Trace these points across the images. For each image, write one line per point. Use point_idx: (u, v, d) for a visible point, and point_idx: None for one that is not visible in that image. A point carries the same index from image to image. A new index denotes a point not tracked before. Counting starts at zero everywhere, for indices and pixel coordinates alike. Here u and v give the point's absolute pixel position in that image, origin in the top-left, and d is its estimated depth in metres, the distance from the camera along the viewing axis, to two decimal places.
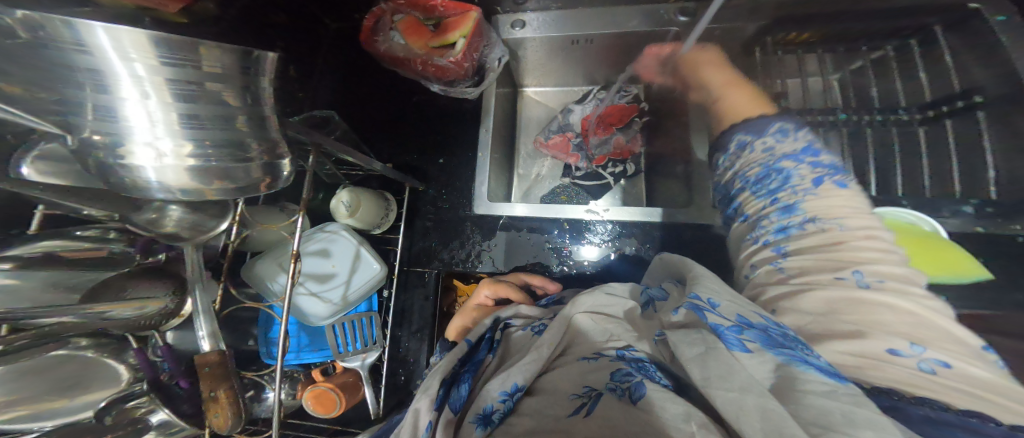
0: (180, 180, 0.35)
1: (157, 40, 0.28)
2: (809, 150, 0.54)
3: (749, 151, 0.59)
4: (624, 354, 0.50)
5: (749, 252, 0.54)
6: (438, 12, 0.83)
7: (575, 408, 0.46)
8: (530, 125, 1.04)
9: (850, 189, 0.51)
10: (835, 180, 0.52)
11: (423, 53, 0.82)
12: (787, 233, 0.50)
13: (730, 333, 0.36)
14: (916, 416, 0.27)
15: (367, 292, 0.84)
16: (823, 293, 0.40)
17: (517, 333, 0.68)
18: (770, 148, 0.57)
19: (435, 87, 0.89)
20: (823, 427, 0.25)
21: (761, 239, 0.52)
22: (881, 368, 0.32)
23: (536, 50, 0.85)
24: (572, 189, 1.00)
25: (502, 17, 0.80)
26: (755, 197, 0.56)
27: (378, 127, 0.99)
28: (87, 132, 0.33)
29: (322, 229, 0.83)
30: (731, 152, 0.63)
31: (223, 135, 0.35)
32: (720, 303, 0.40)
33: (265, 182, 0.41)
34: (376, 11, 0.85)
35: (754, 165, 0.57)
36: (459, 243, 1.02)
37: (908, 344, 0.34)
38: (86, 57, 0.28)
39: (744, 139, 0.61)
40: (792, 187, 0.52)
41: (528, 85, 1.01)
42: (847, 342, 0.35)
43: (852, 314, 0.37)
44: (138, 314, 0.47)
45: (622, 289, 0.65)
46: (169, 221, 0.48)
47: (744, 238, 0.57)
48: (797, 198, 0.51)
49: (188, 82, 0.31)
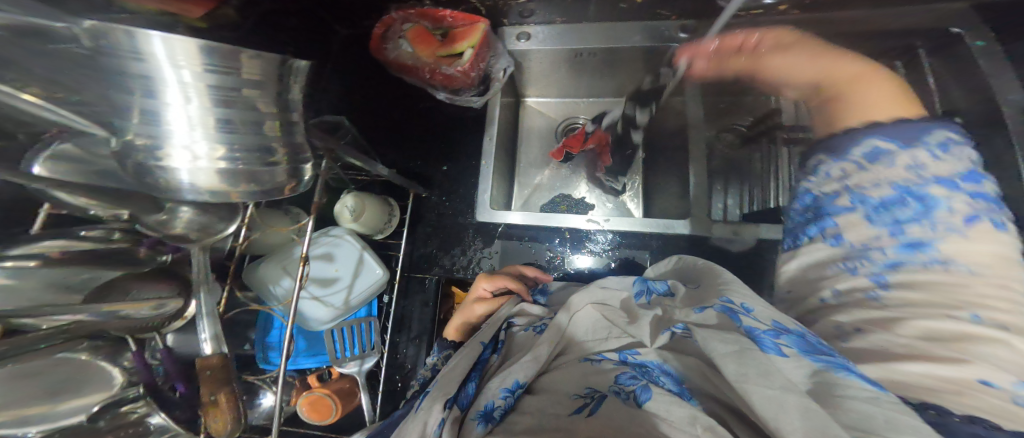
0: (210, 182, 0.36)
1: (207, 49, 0.29)
2: (969, 179, 0.45)
3: (877, 161, 0.49)
4: (626, 358, 0.52)
5: (831, 277, 0.46)
6: (447, 22, 0.86)
7: (579, 408, 0.48)
8: (531, 134, 1.06)
9: (1009, 233, 0.42)
10: (993, 219, 0.42)
11: (432, 62, 0.86)
12: (899, 268, 0.42)
13: (771, 338, 0.37)
14: (959, 430, 0.26)
15: (368, 297, 0.84)
16: (921, 323, 0.36)
17: (520, 333, 0.69)
18: (914, 164, 0.47)
19: (442, 95, 0.92)
20: (859, 429, 0.25)
21: (858, 269, 0.44)
22: (966, 395, 0.29)
23: (540, 61, 0.87)
24: (573, 199, 1.01)
25: (508, 28, 0.82)
26: (876, 220, 0.46)
27: (382, 133, 1.01)
28: (130, 134, 0.34)
29: (326, 233, 0.84)
30: (840, 157, 0.54)
31: (255, 140, 0.36)
32: (756, 314, 0.43)
33: (288, 187, 0.42)
34: (386, 19, 0.87)
35: (881, 183, 0.47)
36: (461, 250, 1.02)
37: (1012, 381, 0.30)
38: (140, 64, 0.29)
39: (879, 144, 0.50)
40: (935, 220, 0.43)
41: (531, 96, 1.04)
42: (929, 364, 0.32)
43: (958, 344, 0.33)
44: (153, 314, 0.50)
45: (616, 283, 0.70)
46: (179, 222, 0.50)
47: (828, 264, 0.47)
48: (935, 234, 0.42)
49: (228, 89, 0.32)
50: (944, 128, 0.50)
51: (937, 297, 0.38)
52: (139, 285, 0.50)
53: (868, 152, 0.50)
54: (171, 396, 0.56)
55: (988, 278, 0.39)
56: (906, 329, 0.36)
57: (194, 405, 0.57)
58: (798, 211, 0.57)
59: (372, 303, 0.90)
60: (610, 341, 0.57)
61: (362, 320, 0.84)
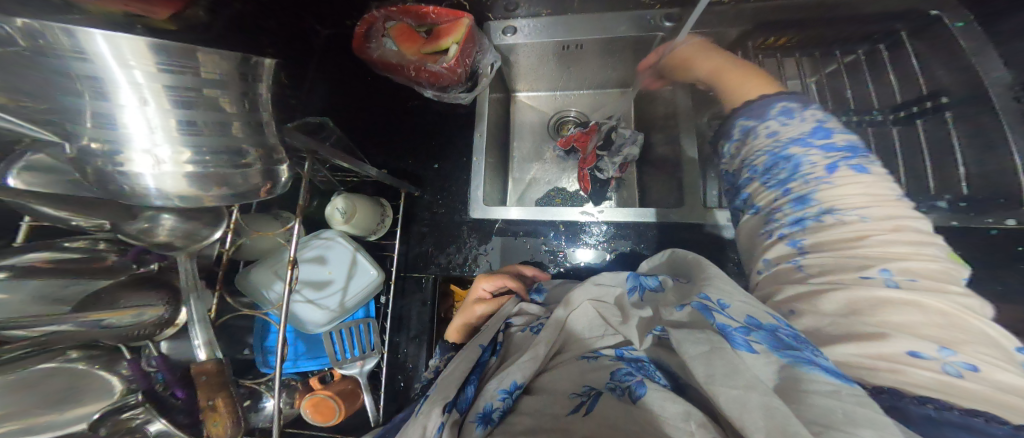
0: (178, 186, 0.34)
1: (159, 48, 0.28)
2: (819, 134, 0.56)
3: (754, 136, 0.62)
4: (622, 355, 0.55)
5: (765, 246, 0.56)
6: (430, 18, 0.84)
7: (574, 407, 0.49)
8: (523, 130, 1.05)
9: (870, 172, 0.52)
10: (852, 165, 0.53)
11: (416, 60, 0.84)
12: (803, 225, 0.52)
13: (736, 333, 0.40)
14: (918, 417, 0.31)
15: (363, 299, 0.84)
16: (844, 293, 0.42)
17: (518, 333, 0.70)
18: (775, 134, 0.59)
19: (430, 93, 0.91)
20: (825, 427, 0.29)
21: (776, 232, 0.54)
22: (901, 372, 0.35)
23: (527, 55, 0.86)
24: (568, 192, 1.01)
25: (494, 23, 0.81)
26: (767, 188, 0.58)
27: (372, 133, 1.00)
28: (86, 141, 0.32)
29: (318, 236, 0.83)
30: (736, 138, 0.65)
31: (221, 141, 0.34)
32: (729, 304, 0.44)
33: (265, 188, 0.40)
34: (368, 18, 0.86)
35: (760, 153, 0.60)
36: (456, 248, 1.02)
37: (937, 348, 0.36)
38: (87, 65, 0.28)
39: (747, 125, 0.64)
40: (804, 176, 0.54)
41: (521, 90, 1.03)
42: (863, 345, 0.37)
43: (875, 316, 0.39)
44: (137, 322, 0.49)
45: (610, 278, 0.67)
46: (162, 230, 0.49)
47: (755, 232, 0.59)
48: (810, 187, 0.53)
49: (186, 88, 0.31)
50: (793, 98, 0.62)
51: (826, 248, 0.48)
52: (125, 294, 0.49)
53: (767, 127, 0.60)
54: (173, 402, 0.53)
55: (868, 221, 0.48)
56: (830, 304, 0.42)
57: (198, 409, 0.53)
58: (730, 188, 0.68)
59: (369, 304, 0.91)
60: (604, 338, 0.59)
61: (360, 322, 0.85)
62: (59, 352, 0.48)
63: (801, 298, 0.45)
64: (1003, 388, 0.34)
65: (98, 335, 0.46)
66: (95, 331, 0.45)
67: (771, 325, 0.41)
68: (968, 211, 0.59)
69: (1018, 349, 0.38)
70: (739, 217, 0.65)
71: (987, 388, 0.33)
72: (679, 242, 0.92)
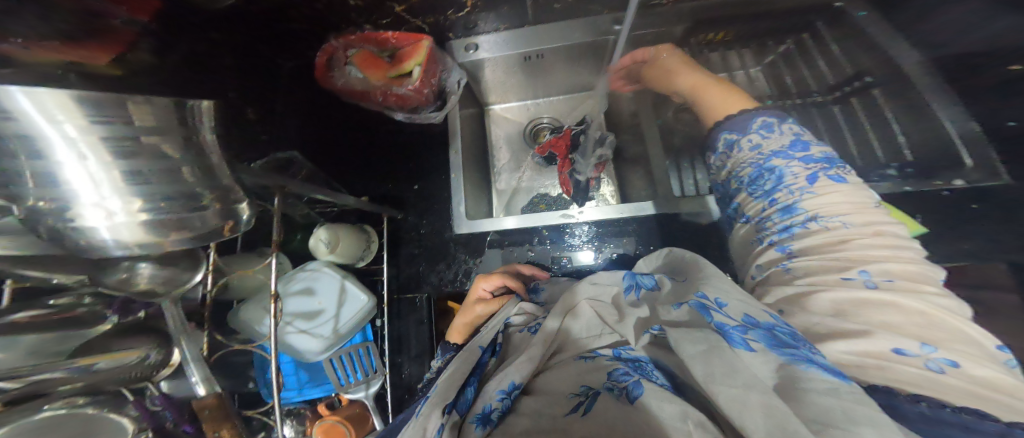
0: (135, 235, 0.35)
1: (89, 100, 0.28)
2: (797, 146, 0.56)
3: (737, 150, 0.61)
4: (620, 354, 0.53)
5: (757, 252, 0.56)
6: (391, 43, 0.89)
7: (574, 406, 0.46)
8: (500, 142, 1.06)
9: (847, 182, 0.53)
10: (829, 175, 0.53)
11: (382, 84, 0.90)
12: (791, 232, 0.51)
13: (737, 333, 0.38)
14: (911, 415, 0.30)
15: (358, 322, 0.84)
16: (829, 294, 0.42)
17: (517, 334, 0.67)
18: (757, 147, 0.59)
19: (400, 115, 0.96)
20: (826, 425, 0.27)
21: (767, 239, 0.54)
22: (888, 368, 0.34)
23: (493, 69, 0.89)
24: (551, 197, 1.01)
25: (455, 41, 0.84)
26: (753, 198, 0.58)
27: (352, 162, 1.02)
28: (30, 200, 0.31)
29: (303, 268, 0.84)
30: (720, 151, 0.65)
31: (173, 188, 0.35)
32: (727, 304, 0.43)
33: (226, 226, 0.42)
34: (327, 48, 0.90)
35: (745, 165, 0.59)
36: (446, 265, 1.02)
37: (919, 345, 0.36)
38: (11, 123, 0.26)
39: (730, 138, 0.63)
40: (788, 187, 0.54)
41: (493, 103, 1.04)
42: (853, 342, 0.36)
43: (862, 316, 0.39)
44: (124, 365, 0.49)
45: (605, 276, 0.65)
46: (141, 279, 0.50)
47: (748, 240, 0.59)
48: (794, 197, 0.53)
49: (124, 139, 0.31)
50: (770, 113, 0.61)
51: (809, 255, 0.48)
52: (115, 342, 0.50)
53: (757, 132, 0.59)
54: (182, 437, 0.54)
55: (852, 226, 0.48)
56: (819, 305, 0.41)
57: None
58: (722, 197, 0.68)
59: (366, 328, 0.92)
60: (599, 337, 0.57)
61: (359, 346, 0.86)
62: (64, 399, 0.45)
63: (791, 300, 0.44)
64: (989, 386, 0.33)
65: (90, 383, 0.46)
66: (83, 377, 0.45)
67: (770, 322, 0.40)
68: (916, 177, 0.63)
69: (999, 348, 0.38)
70: (731, 225, 0.66)
71: (970, 384, 0.33)
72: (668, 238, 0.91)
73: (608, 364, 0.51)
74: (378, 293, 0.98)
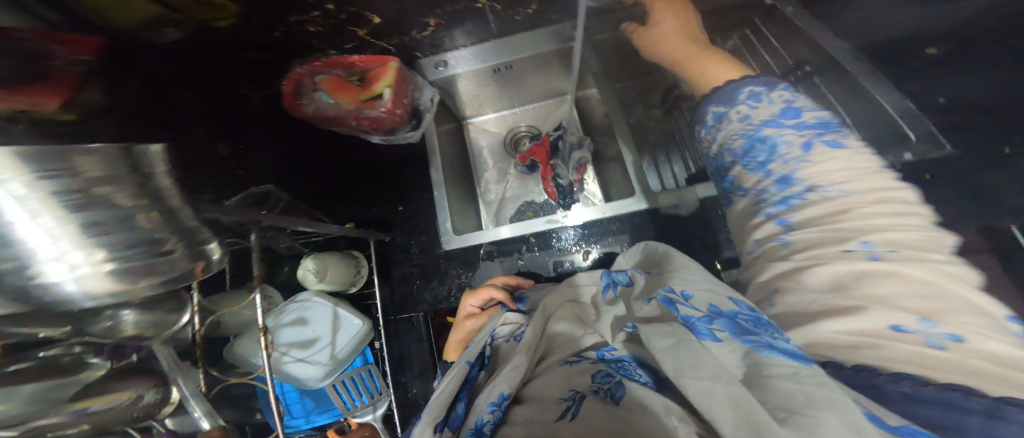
0: (102, 284, 0.35)
1: (33, 155, 0.28)
2: (789, 113, 0.53)
3: (726, 122, 0.59)
4: (604, 356, 0.51)
5: (752, 226, 0.53)
6: (358, 67, 0.90)
7: (562, 413, 0.45)
8: (483, 154, 1.07)
9: (845, 146, 0.49)
10: (825, 141, 0.50)
11: (355, 108, 0.90)
12: (788, 204, 0.49)
13: (704, 325, 0.37)
14: (892, 393, 0.28)
15: (353, 349, 0.84)
16: (829, 268, 0.39)
17: (504, 345, 0.66)
18: (746, 117, 0.56)
19: (377, 137, 0.97)
20: (788, 410, 0.25)
21: (763, 211, 0.51)
22: (880, 347, 0.32)
23: (466, 83, 0.91)
24: (538, 203, 1.01)
25: (426, 60, 0.87)
26: (748, 171, 0.55)
27: (337, 188, 1.04)
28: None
29: (294, 300, 0.83)
30: (709, 125, 0.62)
31: (132, 235, 0.36)
32: (694, 298, 0.42)
33: (198, 267, 0.43)
34: (293, 76, 0.90)
35: (736, 137, 0.57)
36: (440, 281, 1.02)
37: (917, 318, 0.33)
38: None
39: (718, 110, 0.61)
40: (782, 157, 0.51)
41: (470, 117, 1.05)
42: (842, 321, 0.35)
43: (859, 289, 0.36)
44: (126, 407, 0.50)
45: (585, 278, 0.67)
46: (126, 324, 0.50)
47: (743, 217, 0.56)
48: (790, 167, 0.50)
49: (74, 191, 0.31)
50: (758, 81, 0.58)
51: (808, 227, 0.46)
52: (112, 384, 0.50)
53: (746, 101, 0.57)
54: None
55: (850, 194, 0.45)
56: (817, 280, 0.40)
57: None
58: (716, 174, 0.64)
59: (366, 351, 0.92)
60: (582, 338, 0.57)
61: (362, 369, 0.86)
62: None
63: (786, 275, 0.43)
64: (998, 360, 0.30)
65: (93, 423, 0.47)
66: (87, 419, 0.46)
67: (737, 312, 0.39)
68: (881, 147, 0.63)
69: (1011, 318, 0.34)
70: (727, 203, 0.61)
71: (980, 360, 0.30)
72: (656, 235, 0.91)
73: (589, 368, 0.50)
74: (373, 316, 0.98)
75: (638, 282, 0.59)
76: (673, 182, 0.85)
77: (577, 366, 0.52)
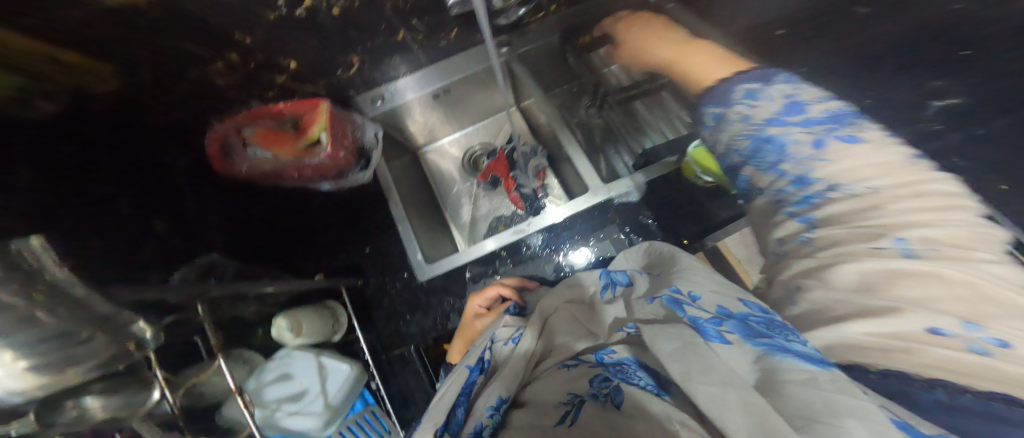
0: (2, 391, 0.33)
1: None
2: (793, 109, 0.50)
3: (727, 122, 0.55)
4: (603, 359, 0.48)
5: (772, 226, 0.49)
6: (286, 114, 0.99)
7: (563, 417, 0.42)
8: (441, 178, 1.12)
9: (862, 140, 0.45)
10: (839, 136, 0.46)
11: (293, 158, 0.97)
12: (812, 202, 0.45)
13: (713, 326, 0.36)
14: (925, 403, 0.27)
15: (348, 392, 0.81)
16: (855, 265, 0.36)
17: (504, 347, 0.55)
18: (747, 117, 0.52)
19: (326, 185, 1.03)
20: (807, 419, 0.24)
21: (784, 210, 0.47)
22: (911, 352, 0.29)
23: (419, 108, 1.03)
24: (505, 217, 1.03)
25: (361, 98, 1.00)
26: (760, 172, 0.50)
27: (297, 240, 1.01)
28: None
29: (275, 357, 0.82)
30: (709, 126, 0.58)
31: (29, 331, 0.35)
32: (700, 296, 0.41)
33: None
34: (215, 134, 0.93)
35: (741, 138, 0.52)
36: (423, 313, 1.01)
37: (958, 323, 0.29)
38: None
39: (716, 110, 0.57)
40: (792, 156, 0.47)
41: (423, 146, 1.14)
42: (870, 323, 0.32)
43: (891, 289, 0.33)
44: None
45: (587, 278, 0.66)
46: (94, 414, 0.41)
47: (762, 219, 0.52)
48: (803, 167, 0.46)
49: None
50: (753, 77, 0.55)
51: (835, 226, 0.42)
52: None
53: (745, 95, 0.54)
54: None
55: (878, 190, 0.41)
56: (844, 279, 0.37)
57: None
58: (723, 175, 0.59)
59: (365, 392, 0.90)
60: (576, 340, 0.54)
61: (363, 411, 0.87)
62: None
63: (807, 273, 0.40)
64: None
65: None
66: None
67: (746, 312, 0.39)
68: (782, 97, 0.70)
69: None
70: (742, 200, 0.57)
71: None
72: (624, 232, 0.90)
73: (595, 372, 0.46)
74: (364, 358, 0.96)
75: (638, 282, 0.58)
76: (623, 170, 0.92)
77: (578, 374, 0.47)
